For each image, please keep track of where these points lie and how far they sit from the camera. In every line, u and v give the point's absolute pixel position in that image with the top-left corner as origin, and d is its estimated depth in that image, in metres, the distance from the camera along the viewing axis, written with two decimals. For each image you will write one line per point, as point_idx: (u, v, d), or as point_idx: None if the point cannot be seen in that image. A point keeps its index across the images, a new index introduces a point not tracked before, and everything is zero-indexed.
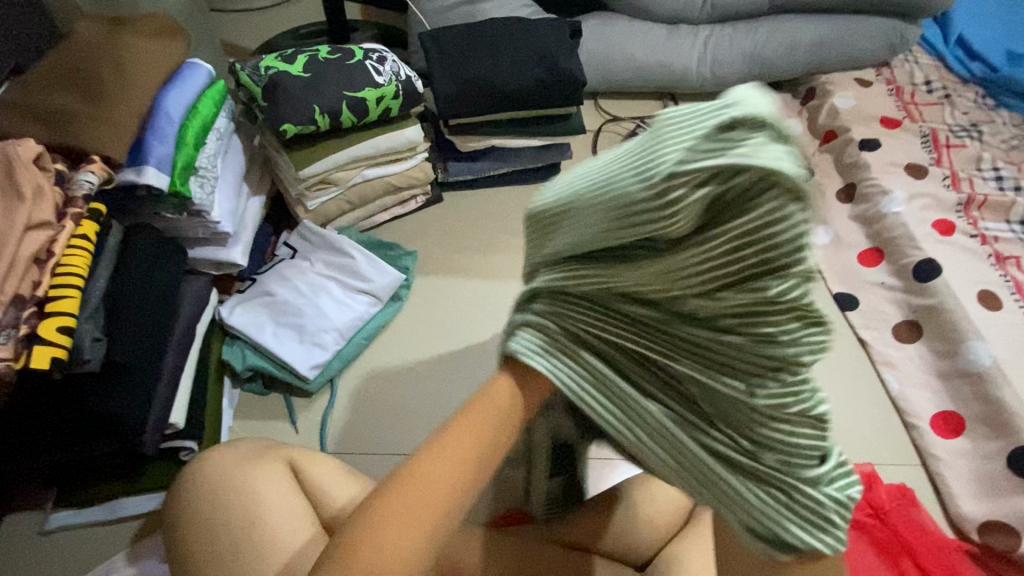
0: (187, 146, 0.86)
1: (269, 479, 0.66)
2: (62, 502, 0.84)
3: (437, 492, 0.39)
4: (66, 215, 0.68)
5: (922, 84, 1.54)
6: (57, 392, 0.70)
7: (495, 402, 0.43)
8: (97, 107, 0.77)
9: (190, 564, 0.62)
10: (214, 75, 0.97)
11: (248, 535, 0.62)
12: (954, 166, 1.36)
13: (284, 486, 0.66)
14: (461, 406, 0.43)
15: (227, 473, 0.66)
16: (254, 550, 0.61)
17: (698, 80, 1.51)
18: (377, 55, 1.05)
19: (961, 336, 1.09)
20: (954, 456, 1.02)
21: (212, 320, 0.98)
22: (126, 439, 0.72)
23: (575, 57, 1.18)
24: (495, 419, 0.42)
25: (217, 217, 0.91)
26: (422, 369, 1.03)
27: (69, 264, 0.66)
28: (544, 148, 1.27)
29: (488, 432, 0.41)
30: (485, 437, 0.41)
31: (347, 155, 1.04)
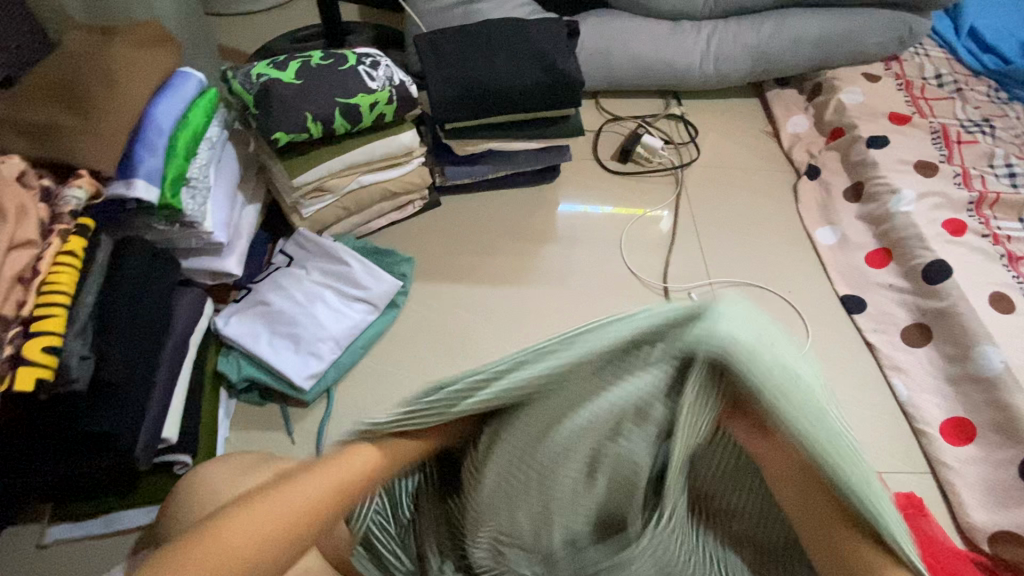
0: (177, 156, 0.85)
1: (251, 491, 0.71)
2: (58, 515, 0.83)
3: (289, 512, 0.51)
4: (52, 231, 0.68)
5: (932, 78, 1.50)
6: (44, 413, 0.69)
7: (353, 463, 0.56)
8: (84, 120, 0.76)
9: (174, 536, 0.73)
10: (206, 84, 0.96)
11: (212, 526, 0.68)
12: (965, 163, 1.32)
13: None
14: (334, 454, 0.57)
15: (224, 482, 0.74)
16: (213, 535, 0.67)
17: (701, 77, 1.49)
18: (370, 60, 1.04)
19: (973, 340, 1.06)
20: (966, 464, 1.00)
21: (207, 330, 0.97)
22: (118, 454, 0.71)
23: (572, 58, 1.16)
24: (348, 478, 0.55)
25: (210, 228, 0.90)
26: (418, 373, 1.04)
27: (55, 282, 0.65)
28: (543, 151, 1.26)
29: (350, 475, 0.55)
30: (344, 480, 0.55)
31: (342, 163, 1.03)
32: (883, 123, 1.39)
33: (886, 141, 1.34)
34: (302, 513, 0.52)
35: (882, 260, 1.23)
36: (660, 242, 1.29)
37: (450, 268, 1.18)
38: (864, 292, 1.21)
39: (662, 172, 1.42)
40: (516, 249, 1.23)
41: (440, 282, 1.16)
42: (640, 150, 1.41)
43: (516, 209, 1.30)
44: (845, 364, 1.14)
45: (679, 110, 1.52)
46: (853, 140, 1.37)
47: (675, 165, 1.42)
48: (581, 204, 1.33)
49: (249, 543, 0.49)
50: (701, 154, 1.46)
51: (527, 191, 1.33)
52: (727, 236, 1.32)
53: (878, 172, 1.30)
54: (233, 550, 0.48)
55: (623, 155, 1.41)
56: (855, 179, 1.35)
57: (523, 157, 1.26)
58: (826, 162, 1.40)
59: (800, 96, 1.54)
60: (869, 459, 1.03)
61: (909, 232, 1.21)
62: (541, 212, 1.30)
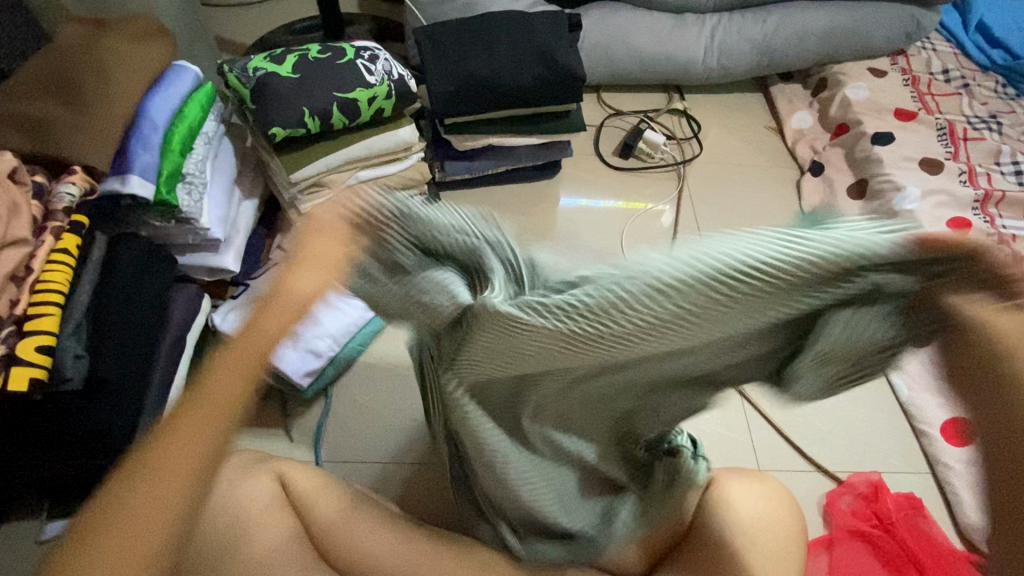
0: (172, 152, 0.85)
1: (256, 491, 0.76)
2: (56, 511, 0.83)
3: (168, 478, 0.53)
4: (45, 229, 0.67)
5: (939, 73, 1.48)
6: (39, 411, 0.68)
7: (217, 407, 0.54)
8: (78, 115, 0.75)
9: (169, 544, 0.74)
10: (202, 77, 0.95)
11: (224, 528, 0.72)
12: (971, 161, 1.30)
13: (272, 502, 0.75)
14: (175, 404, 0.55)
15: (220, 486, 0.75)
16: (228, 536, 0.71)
17: (704, 72, 1.47)
18: (368, 54, 1.02)
19: None
20: (966, 465, 0.99)
21: (205, 327, 0.96)
22: (113, 454, 0.71)
23: (574, 52, 1.14)
24: (208, 430, 0.54)
25: (206, 224, 0.89)
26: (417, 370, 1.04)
27: (49, 280, 0.65)
28: (543, 146, 1.25)
29: (207, 430, 0.54)
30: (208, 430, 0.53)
31: (340, 158, 1.02)
32: (888, 119, 1.37)
33: (891, 137, 1.33)
34: (192, 454, 0.53)
35: None
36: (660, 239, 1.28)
37: None
38: None
39: (664, 167, 1.40)
40: None
41: None
42: (642, 145, 1.40)
43: (516, 205, 1.29)
44: None
45: (682, 105, 1.50)
46: (858, 136, 1.36)
47: (677, 161, 1.41)
48: (581, 200, 1.32)
49: (138, 529, 0.51)
50: (703, 150, 1.45)
51: (527, 186, 1.32)
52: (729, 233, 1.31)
53: (882, 169, 1.29)
54: (141, 521, 0.51)
55: (625, 150, 1.40)
56: (859, 175, 1.33)
57: (523, 153, 1.25)
58: (830, 159, 1.39)
59: (805, 91, 1.52)
60: (869, 459, 1.02)
61: None
62: (541, 208, 1.30)
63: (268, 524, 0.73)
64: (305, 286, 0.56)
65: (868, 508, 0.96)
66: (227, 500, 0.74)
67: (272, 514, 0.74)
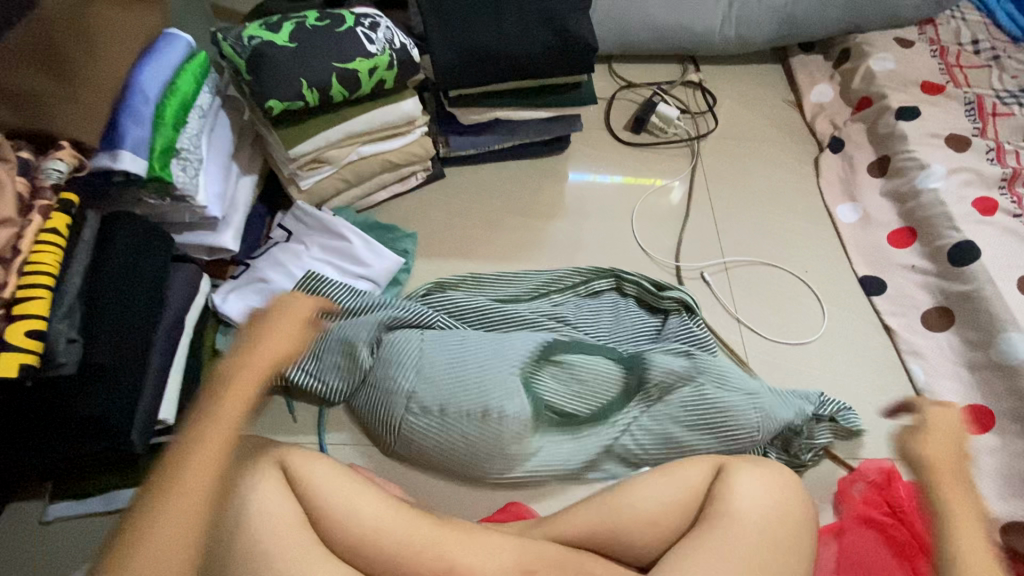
0: (165, 127, 0.81)
1: (261, 483, 0.72)
2: (58, 493, 0.83)
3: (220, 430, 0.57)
4: (33, 207, 0.64)
5: (968, 43, 1.40)
6: (33, 398, 0.66)
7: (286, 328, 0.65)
8: (66, 85, 0.71)
9: None
10: (195, 46, 0.91)
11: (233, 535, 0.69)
12: (999, 138, 1.24)
13: (271, 489, 0.72)
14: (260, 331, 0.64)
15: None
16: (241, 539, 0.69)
17: (722, 42, 1.40)
18: (369, 21, 0.97)
19: (997, 326, 1.02)
20: (982, 453, 0.97)
21: (204, 307, 0.94)
22: (113, 438, 0.69)
23: (586, 19, 1.08)
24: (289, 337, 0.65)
25: (203, 202, 0.86)
26: None
27: (38, 262, 0.62)
28: (552, 120, 1.20)
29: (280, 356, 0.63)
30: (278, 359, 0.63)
31: (340, 133, 0.98)
32: (914, 93, 1.30)
33: (917, 112, 1.27)
34: (214, 470, 0.57)
35: (905, 240, 1.18)
36: (672, 217, 1.24)
37: (454, 245, 1.15)
38: (884, 273, 1.17)
39: (678, 143, 1.35)
40: (522, 224, 1.20)
41: (443, 259, 1.13)
42: (655, 120, 1.34)
43: (523, 182, 1.25)
44: (861, 347, 1.11)
45: (697, 77, 1.44)
46: (881, 111, 1.30)
47: (691, 136, 1.36)
48: (590, 175, 1.28)
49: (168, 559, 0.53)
50: (719, 125, 1.39)
51: (534, 163, 1.28)
52: (743, 212, 1.27)
53: (906, 146, 1.23)
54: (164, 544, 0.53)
55: (636, 125, 1.34)
56: (881, 152, 1.28)
57: (531, 127, 1.20)
58: (850, 135, 1.33)
59: (826, 63, 1.46)
60: (881, 446, 1.01)
61: (936, 210, 1.15)
62: (550, 185, 1.26)
63: (263, 511, 0.70)
64: (279, 341, 0.64)
65: (880, 496, 0.94)
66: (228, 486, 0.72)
67: (268, 497, 0.71)
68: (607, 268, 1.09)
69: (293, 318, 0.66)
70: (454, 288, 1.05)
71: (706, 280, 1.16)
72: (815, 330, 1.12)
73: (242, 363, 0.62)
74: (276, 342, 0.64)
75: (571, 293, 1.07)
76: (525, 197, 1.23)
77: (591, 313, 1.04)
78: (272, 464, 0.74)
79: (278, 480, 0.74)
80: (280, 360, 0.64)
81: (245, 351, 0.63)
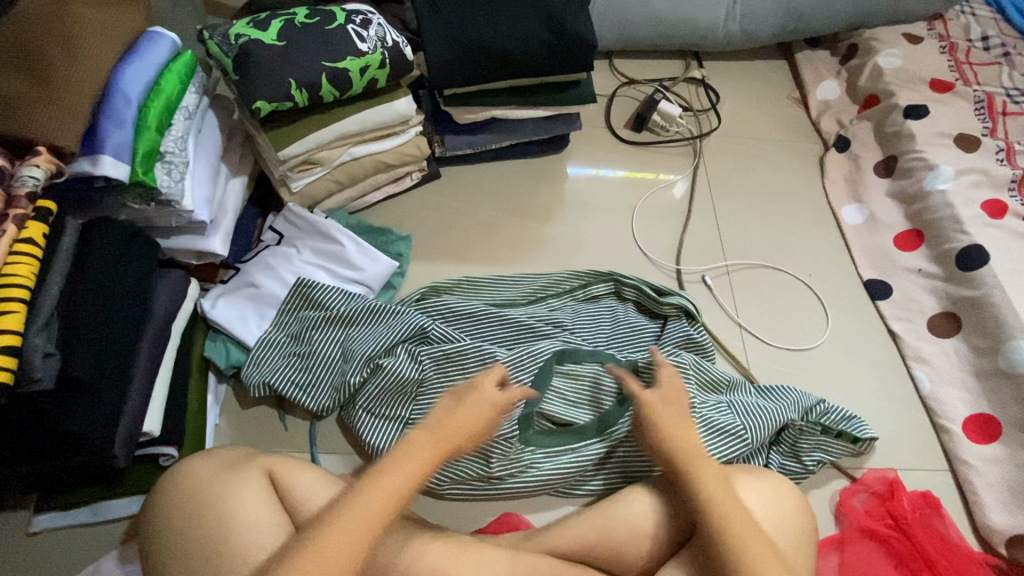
0: (149, 130, 0.78)
1: (246, 491, 0.66)
2: (44, 505, 0.81)
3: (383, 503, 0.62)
4: (7, 217, 0.62)
5: (978, 39, 1.36)
6: (13, 414, 0.65)
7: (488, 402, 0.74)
8: (43, 89, 0.68)
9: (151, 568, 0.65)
10: (181, 45, 0.88)
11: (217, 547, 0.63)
12: (1009, 138, 1.21)
13: (262, 500, 0.66)
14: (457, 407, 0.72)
15: (203, 481, 0.67)
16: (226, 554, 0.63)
17: (725, 37, 1.37)
18: (360, 18, 0.94)
19: (1005, 333, 0.99)
20: (988, 463, 0.95)
21: (193, 313, 0.92)
22: (95, 453, 0.67)
23: (585, 16, 1.05)
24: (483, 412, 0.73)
25: (189, 206, 0.84)
26: None
27: (12, 274, 0.60)
28: (550, 119, 1.17)
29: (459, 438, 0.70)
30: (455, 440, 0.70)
31: (331, 134, 0.96)
32: (922, 90, 1.27)
33: (925, 111, 1.23)
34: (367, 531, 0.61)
35: (911, 243, 1.15)
36: (672, 217, 1.22)
37: (449, 248, 1.12)
38: (889, 277, 1.14)
39: (679, 142, 1.32)
40: (519, 226, 1.17)
41: (438, 262, 1.11)
42: (656, 118, 1.31)
43: (520, 181, 1.23)
44: (865, 353, 1.08)
45: (700, 74, 1.41)
46: (888, 110, 1.26)
47: (694, 135, 1.33)
48: (588, 171, 1.26)
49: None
50: (721, 123, 1.36)
51: (531, 162, 1.25)
52: (746, 212, 1.24)
53: (913, 146, 1.20)
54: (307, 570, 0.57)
55: (637, 123, 1.31)
56: (888, 152, 1.25)
57: (529, 126, 1.17)
58: (856, 133, 1.30)
59: (832, 59, 1.42)
60: (884, 455, 0.99)
61: (944, 212, 1.12)
62: (548, 184, 1.23)
63: (256, 524, 0.64)
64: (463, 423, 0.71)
65: (883, 507, 0.92)
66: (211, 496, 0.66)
67: (256, 505, 0.66)
68: (605, 272, 1.06)
69: (486, 398, 0.74)
70: (449, 291, 1.03)
71: (707, 284, 1.14)
72: (818, 336, 1.09)
73: (431, 435, 0.68)
74: (460, 423, 0.71)
75: (570, 297, 1.05)
76: (523, 197, 1.20)
77: (590, 319, 1.01)
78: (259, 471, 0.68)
79: (266, 489, 0.68)
80: (461, 443, 0.70)
81: (433, 424, 0.70)
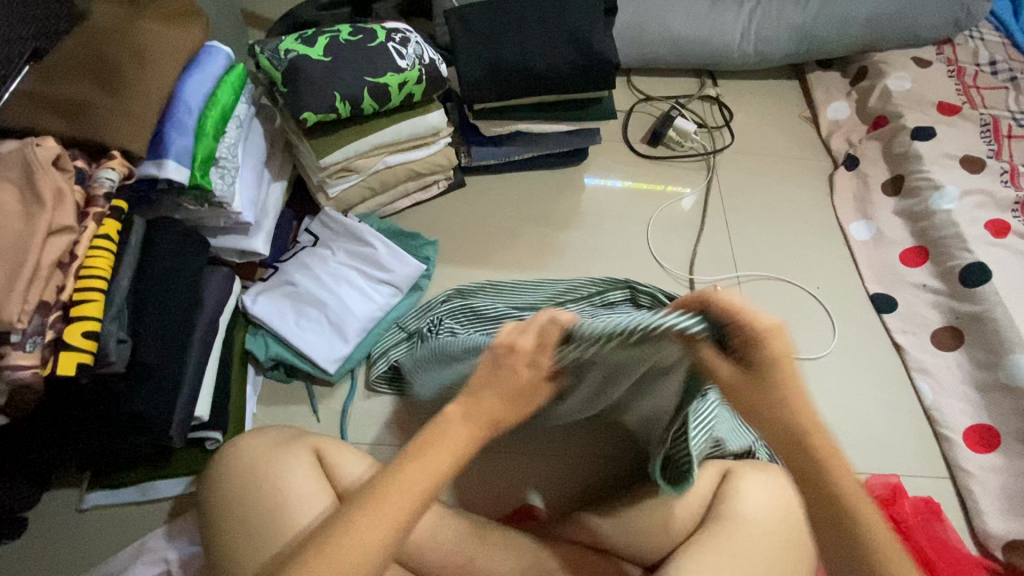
0: (207, 137, 0.85)
1: (294, 467, 0.71)
2: (96, 483, 0.87)
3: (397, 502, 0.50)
4: (87, 215, 0.68)
5: (986, 64, 1.41)
6: (84, 395, 0.70)
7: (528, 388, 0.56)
8: (117, 99, 0.75)
9: (206, 535, 0.70)
10: (234, 58, 0.95)
11: (265, 518, 0.68)
12: (1014, 160, 1.26)
13: (310, 474, 0.72)
14: (498, 387, 0.55)
15: (257, 457, 0.72)
16: (271, 529, 0.67)
17: (740, 57, 1.42)
18: (400, 36, 1.00)
19: (1005, 347, 1.04)
20: (986, 472, 0.99)
21: (235, 308, 0.98)
22: (154, 433, 0.73)
23: (609, 36, 1.11)
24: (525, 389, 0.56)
25: (238, 208, 0.90)
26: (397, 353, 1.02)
27: (92, 266, 0.66)
28: (571, 133, 1.23)
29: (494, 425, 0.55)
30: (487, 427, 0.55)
31: (368, 144, 1.02)
32: (930, 113, 1.32)
33: (932, 133, 1.28)
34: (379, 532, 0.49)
35: (917, 259, 1.20)
36: (686, 227, 1.27)
37: (473, 253, 1.18)
38: (895, 291, 1.18)
39: (694, 157, 1.38)
40: (538, 234, 1.23)
41: (462, 266, 1.17)
42: (672, 133, 1.36)
43: (542, 192, 1.28)
44: (870, 362, 1.13)
45: (715, 91, 1.46)
46: (897, 130, 1.31)
47: (708, 151, 1.38)
48: (603, 181, 1.32)
49: None
50: (734, 139, 1.41)
51: (551, 172, 1.31)
52: (758, 226, 1.29)
53: (920, 166, 1.25)
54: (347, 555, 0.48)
55: (654, 138, 1.37)
56: (896, 172, 1.30)
57: (551, 140, 1.23)
58: (865, 152, 1.35)
59: (843, 80, 1.48)
60: (886, 461, 1.03)
61: (949, 231, 1.17)
62: (567, 195, 1.29)
63: (307, 495, 0.69)
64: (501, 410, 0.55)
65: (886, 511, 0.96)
66: (264, 470, 0.70)
67: (303, 480, 0.70)
68: (622, 279, 1.10)
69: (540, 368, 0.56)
70: (473, 294, 1.08)
71: None
72: (825, 346, 1.14)
73: (467, 415, 0.55)
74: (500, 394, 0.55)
75: (587, 303, 1.09)
76: (543, 206, 1.26)
77: None
78: (307, 450, 0.73)
79: (314, 465, 0.72)
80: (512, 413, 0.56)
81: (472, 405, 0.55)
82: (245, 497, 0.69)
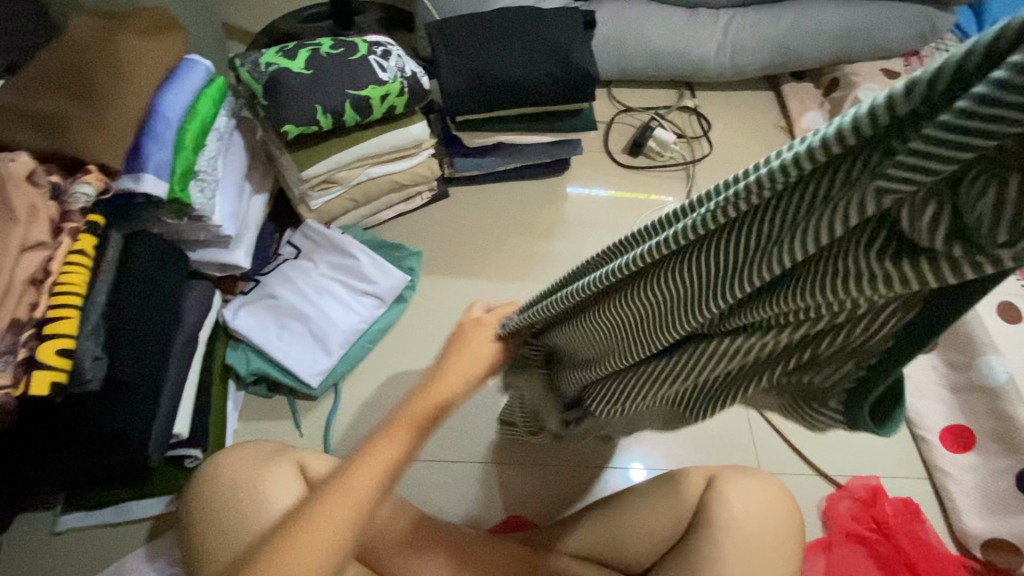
0: (185, 150, 0.84)
1: (276, 483, 0.69)
2: (70, 505, 0.84)
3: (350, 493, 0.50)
4: (62, 230, 0.66)
5: None
6: (58, 416, 0.69)
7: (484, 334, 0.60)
8: (92, 112, 0.74)
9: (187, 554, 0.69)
10: (214, 72, 0.94)
11: (243, 538, 0.66)
12: None
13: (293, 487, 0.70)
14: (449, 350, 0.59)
15: (237, 474, 0.70)
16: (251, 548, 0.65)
17: (717, 69, 1.45)
18: (381, 49, 1.01)
19: (978, 350, 1.05)
20: (963, 472, 1.01)
21: (216, 322, 0.97)
22: (131, 451, 0.72)
23: (589, 49, 1.13)
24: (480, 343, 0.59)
25: (217, 221, 0.89)
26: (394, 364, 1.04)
27: (67, 283, 0.65)
28: (553, 145, 1.24)
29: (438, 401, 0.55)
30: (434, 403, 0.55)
31: (350, 156, 1.02)
32: None
33: None
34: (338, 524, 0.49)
35: None
36: None
37: (457, 263, 1.19)
38: None
39: (674, 166, 1.40)
40: (521, 244, 1.24)
41: (445, 277, 1.17)
42: (652, 144, 1.39)
43: (524, 202, 1.29)
44: None
45: (692, 103, 1.49)
46: None
47: (687, 160, 1.41)
48: (585, 191, 1.34)
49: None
50: (713, 149, 1.44)
51: (534, 182, 1.32)
52: None
53: None
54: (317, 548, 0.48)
55: (634, 149, 1.39)
56: None
57: (532, 151, 1.25)
58: None
59: (816, 91, 1.52)
60: (866, 464, 1.04)
61: None
62: (551, 205, 1.30)
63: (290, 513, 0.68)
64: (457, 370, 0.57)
65: (868, 512, 0.97)
66: (245, 486, 0.69)
67: (283, 497, 0.68)
68: None
69: (486, 333, 0.60)
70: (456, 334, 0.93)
71: None
72: None
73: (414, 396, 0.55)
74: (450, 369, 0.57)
75: None
76: (525, 216, 1.27)
77: None
78: (288, 464, 0.72)
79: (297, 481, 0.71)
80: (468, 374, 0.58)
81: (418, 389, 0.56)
82: (225, 515, 0.68)
